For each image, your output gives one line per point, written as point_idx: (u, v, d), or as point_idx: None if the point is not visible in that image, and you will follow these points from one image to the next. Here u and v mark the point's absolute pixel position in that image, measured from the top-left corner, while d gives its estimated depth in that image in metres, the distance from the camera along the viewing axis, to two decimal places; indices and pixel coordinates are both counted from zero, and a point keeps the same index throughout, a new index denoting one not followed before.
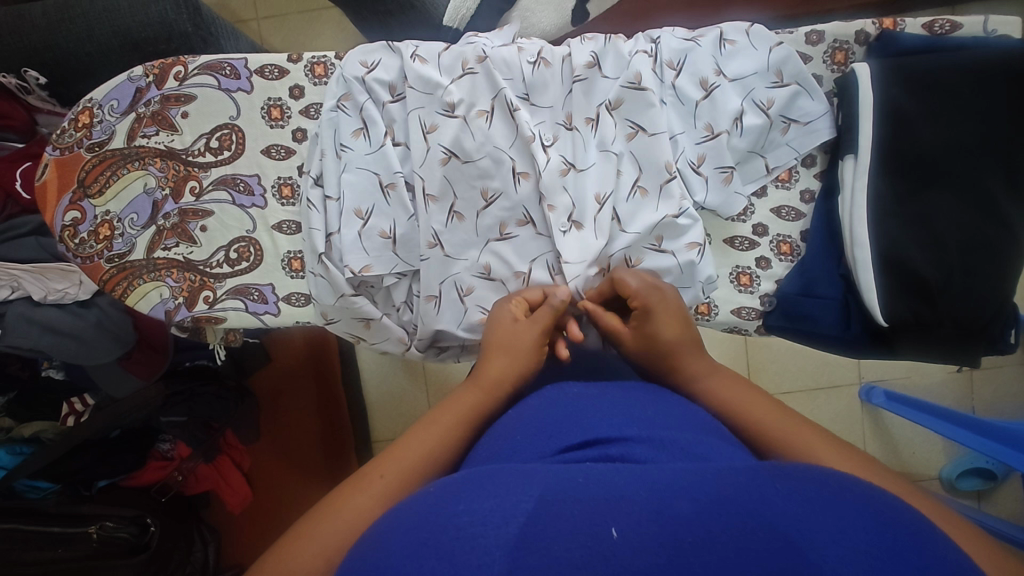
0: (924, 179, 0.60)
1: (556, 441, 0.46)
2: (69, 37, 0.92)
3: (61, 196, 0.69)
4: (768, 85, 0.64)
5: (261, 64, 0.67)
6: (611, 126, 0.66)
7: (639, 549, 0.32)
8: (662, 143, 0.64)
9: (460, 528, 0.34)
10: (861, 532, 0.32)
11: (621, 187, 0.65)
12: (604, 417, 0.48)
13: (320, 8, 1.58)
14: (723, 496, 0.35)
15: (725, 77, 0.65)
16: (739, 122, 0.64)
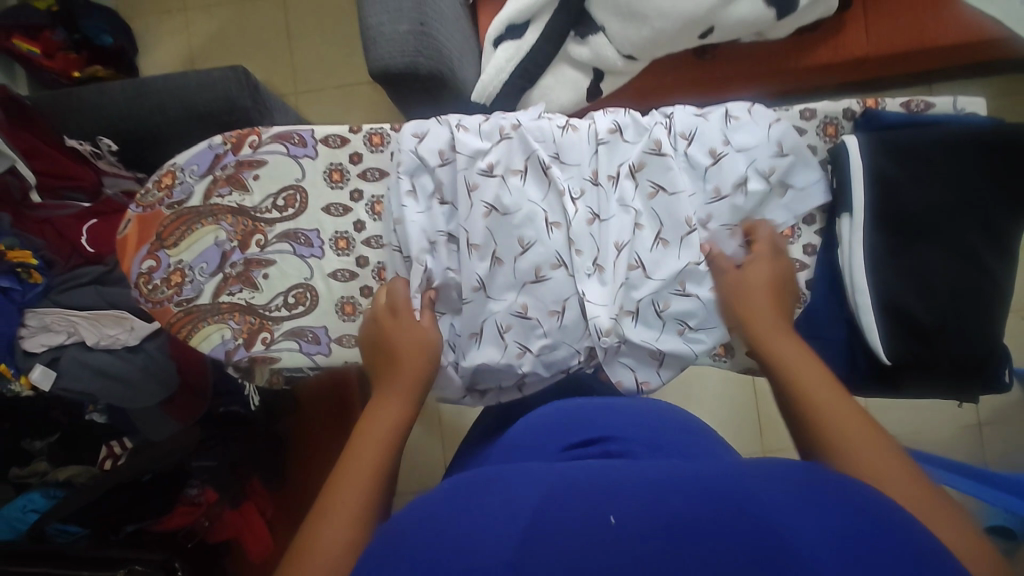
0: (913, 234, 0.67)
1: (567, 440, 0.58)
2: (143, 110, 1.03)
3: (140, 246, 0.77)
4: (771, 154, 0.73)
5: (325, 135, 0.77)
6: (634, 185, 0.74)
7: (634, 535, 0.38)
8: (681, 202, 0.73)
9: (475, 518, 0.42)
10: (835, 522, 0.38)
11: (641, 239, 0.73)
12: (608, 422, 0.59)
13: (355, 85, 1.74)
14: (706, 486, 0.42)
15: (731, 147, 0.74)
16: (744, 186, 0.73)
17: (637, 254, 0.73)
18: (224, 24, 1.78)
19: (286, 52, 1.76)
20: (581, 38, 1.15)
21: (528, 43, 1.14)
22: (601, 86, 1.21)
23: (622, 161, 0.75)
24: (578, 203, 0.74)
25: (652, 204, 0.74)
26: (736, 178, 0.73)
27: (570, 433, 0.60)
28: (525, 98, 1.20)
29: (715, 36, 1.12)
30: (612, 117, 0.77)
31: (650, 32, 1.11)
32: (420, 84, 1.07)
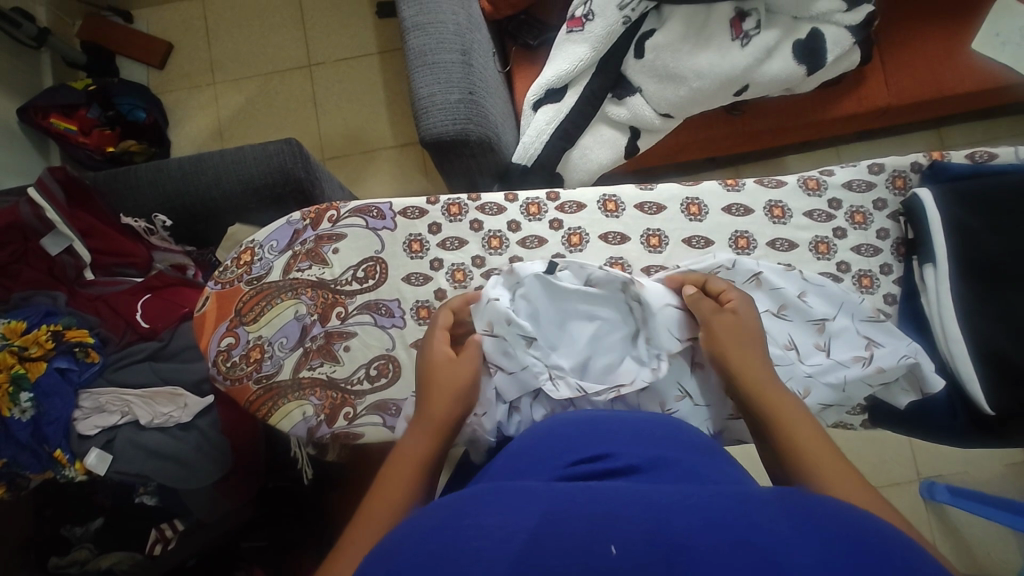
0: (999, 281, 0.68)
1: (568, 457, 0.50)
2: (199, 187, 1.04)
3: (219, 323, 0.76)
4: (839, 215, 0.76)
5: (403, 207, 0.78)
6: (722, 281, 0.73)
7: (632, 562, 0.33)
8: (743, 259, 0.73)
9: (470, 534, 0.36)
10: (844, 553, 0.33)
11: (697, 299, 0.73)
12: (614, 441, 0.52)
13: (379, 148, 1.78)
14: (709, 510, 0.37)
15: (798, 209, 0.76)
16: (814, 243, 0.75)
17: None
18: (250, 97, 1.83)
19: (312, 120, 1.81)
20: (619, 99, 1.19)
21: (568, 106, 1.18)
22: (638, 143, 1.24)
23: (706, 226, 0.76)
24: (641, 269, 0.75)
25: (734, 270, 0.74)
26: (811, 237, 0.75)
27: (566, 448, 0.52)
28: (565, 159, 1.22)
29: (749, 92, 1.17)
30: (694, 187, 0.77)
31: (687, 91, 1.15)
32: (469, 149, 1.10)
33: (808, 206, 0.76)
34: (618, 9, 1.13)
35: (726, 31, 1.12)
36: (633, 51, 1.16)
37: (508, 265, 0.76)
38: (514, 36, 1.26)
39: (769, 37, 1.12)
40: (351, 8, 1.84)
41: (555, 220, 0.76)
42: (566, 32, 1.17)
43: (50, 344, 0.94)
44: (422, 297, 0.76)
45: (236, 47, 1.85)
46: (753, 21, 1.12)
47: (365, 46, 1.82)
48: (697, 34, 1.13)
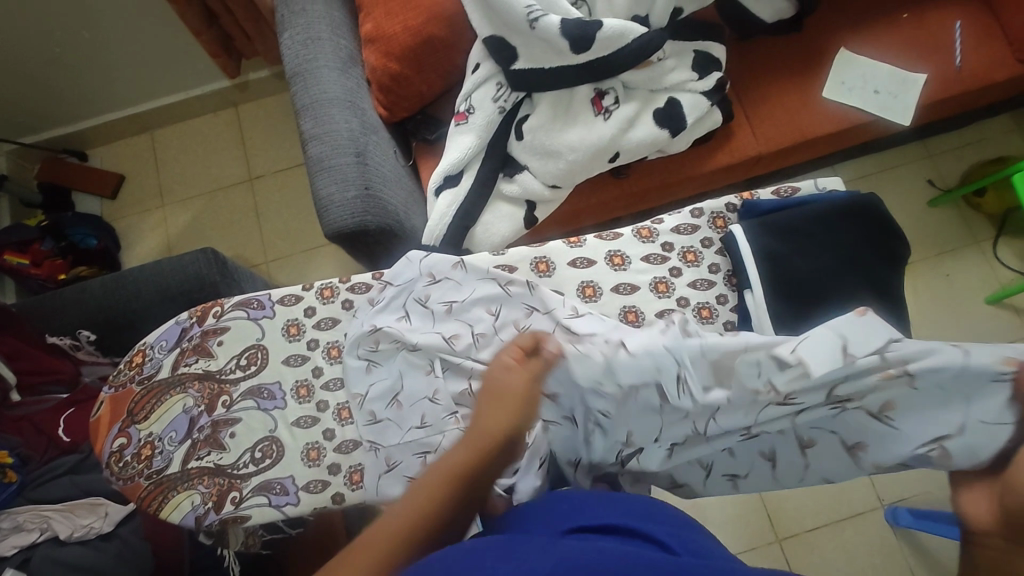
0: (807, 299, 0.77)
1: (567, 524, 0.58)
2: (118, 300, 1.11)
3: (112, 426, 0.81)
4: (671, 256, 0.84)
5: (281, 295, 0.85)
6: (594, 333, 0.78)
7: None
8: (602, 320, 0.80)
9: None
10: None
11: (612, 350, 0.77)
12: (615, 508, 0.60)
13: (320, 244, 1.89)
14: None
15: (634, 257, 0.84)
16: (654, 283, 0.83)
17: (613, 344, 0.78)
18: (198, 213, 1.97)
19: (256, 228, 1.93)
20: (510, 177, 1.31)
21: (465, 188, 1.29)
22: (536, 213, 1.35)
23: (555, 281, 0.84)
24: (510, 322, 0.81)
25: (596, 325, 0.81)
26: (649, 278, 0.83)
27: (565, 512, 0.60)
28: (469, 237, 1.32)
29: (622, 159, 1.29)
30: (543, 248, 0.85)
31: (566, 164, 1.27)
32: (373, 237, 1.20)
33: (643, 251, 0.84)
34: (494, 101, 1.27)
35: (589, 109, 1.26)
36: (513, 135, 1.30)
37: None
38: (413, 133, 1.40)
39: (628, 109, 1.26)
40: (286, 124, 2.02)
41: None
42: (454, 126, 1.30)
43: None
44: (301, 377, 0.82)
45: (183, 170, 2.01)
46: (611, 97, 1.26)
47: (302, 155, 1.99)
48: (566, 114, 1.26)
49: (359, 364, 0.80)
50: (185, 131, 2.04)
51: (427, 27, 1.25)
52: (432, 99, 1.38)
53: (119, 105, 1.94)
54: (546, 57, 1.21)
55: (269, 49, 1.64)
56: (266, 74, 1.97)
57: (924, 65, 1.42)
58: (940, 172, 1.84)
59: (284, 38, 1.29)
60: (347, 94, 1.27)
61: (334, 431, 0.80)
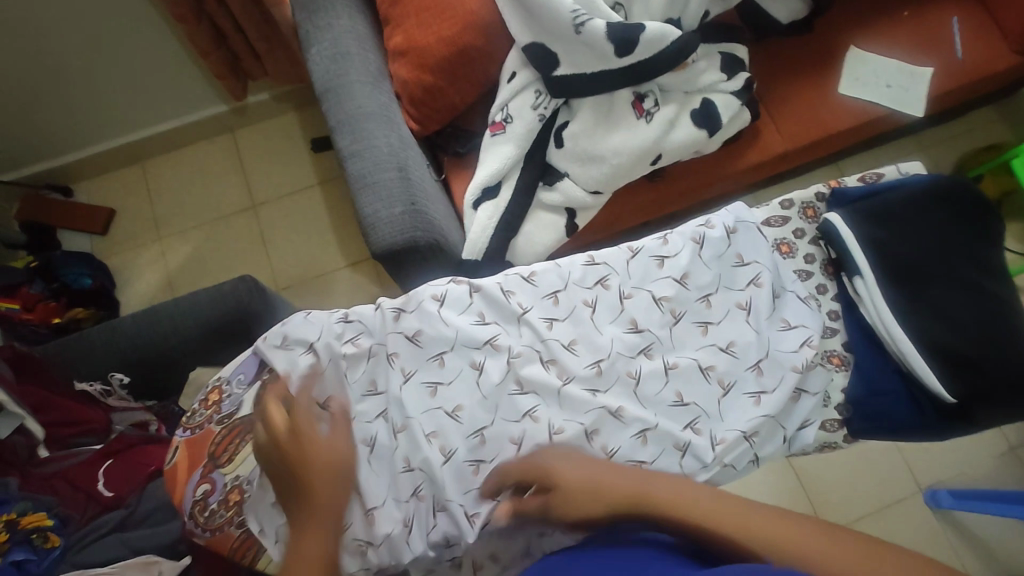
0: (921, 282, 0.80)
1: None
2: (155, 335, 1.02)
3: (193, 472, 0.79)
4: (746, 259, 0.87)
5: (358, 317, 0.87)
6: (661, 362, 0.84)
7: None
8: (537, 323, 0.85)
9: None
10: None
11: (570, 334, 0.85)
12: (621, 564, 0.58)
13: (333, 269, 1.82)
14: None
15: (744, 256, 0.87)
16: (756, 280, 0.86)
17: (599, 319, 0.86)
18: (199, 244, 1.86)
19: (262, 256, 1.84)
20: (550, 186, 1.29)
21: (506, 199, 1.26)
22: (577, 221, 1.32)
23: (658, 273, 0.87)
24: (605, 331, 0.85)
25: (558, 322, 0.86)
26: (740, 275, 0.87)
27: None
28: (513, 248, 1.29)
29: (664, 160, 1.29)
30: (602, 267, 0.89)
31: (610, 168, 1.25)
32: (420, 253, 1.15)
33: (719, 256, 0.87)
34: (533, 109, 1.25)
35: (630, 112, 1.25)
36: (552, 142, 1.28)
37: (465, 352, 0.85)
38: (444, 146, 1.37)
39: (669, 111, 1.26)
40: (289, 147, 1.95)
41: (497, 298, 0.87)
42: (490, 136, 1.27)
43: (5, 536, 0.86)
44: (369, 408, 0.84)
45: (180, 200, 1.91)
46: (651, 100, 1.26)
47: (305, 179, 1.91)
48: (607, 118, 1.26)
49: (425, 387, 0.84)
50: (179, 160, 1.95)
51: (463, 37, 1.22)
52: (463, 111, 1.35)
53: (107, 135, 1.83)
54: (587, 62, 1.20)
55: (278, 70, 1.59)
56: (266, 97, 1.90)
57: (930, 59, 1.49)
58: (936, 162, 1.91)
59: (312, 55, 1.25)
60: (382, 109, 1.23)
61: (427, 451, 0.81)
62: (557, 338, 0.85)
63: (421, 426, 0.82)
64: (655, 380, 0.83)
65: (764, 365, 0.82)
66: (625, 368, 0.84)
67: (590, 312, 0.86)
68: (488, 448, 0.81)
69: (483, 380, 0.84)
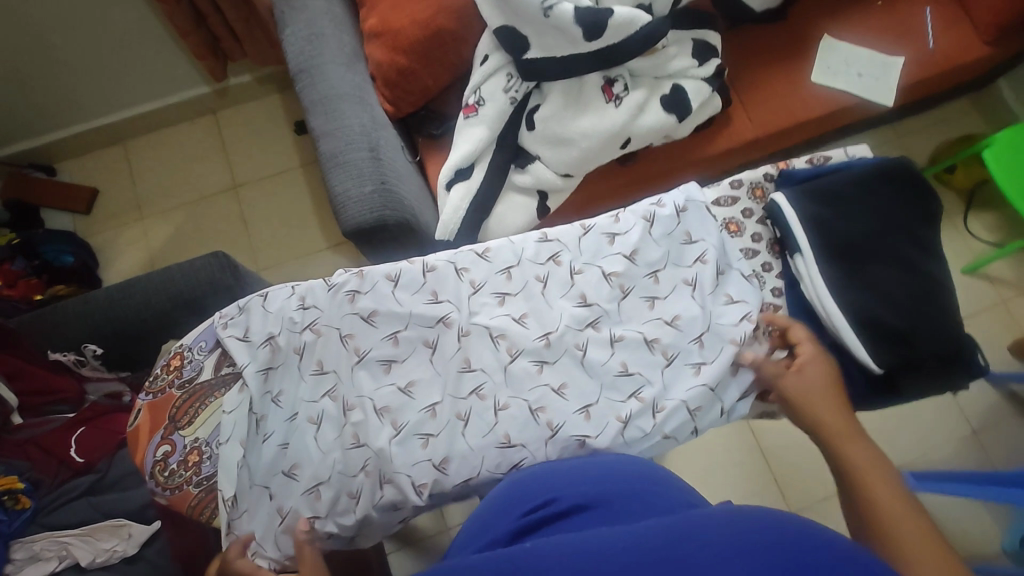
0: (858, 260, 0.87)
1: (519, 511, 0.57)
2: (126, 308, 1.05)
3: (153, 433, 0.84)
4: (688, 240, 0.92)
5: (309, 295, 0.88)
6: (607, 334, 0.87)
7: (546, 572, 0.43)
8: (487, 304, 0.89)
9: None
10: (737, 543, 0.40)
11: (522, 316, 0.88)
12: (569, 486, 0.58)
13: (314, 250, 1.84)
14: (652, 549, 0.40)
15: (690, 235, 0.92)
16: (698, 259, 0.91)
17: (550, 299, 0.89)
18: (181, 225, 1.88)
19: (244, 236, 1.87)
20: (522, 168, 1.31)
21: (478, 181, 1.28)
22: (548, 204, 1.35)
23: (605, 252, 0.91)
24: (555, 308, 0.89)
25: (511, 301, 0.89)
26: (683, 256, 0.91)
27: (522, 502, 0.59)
28: (484, 229, 1.32)
29: (633, 144, 1.31)
30: (555, 243, 0.93)
31: (579, 151, 1.27)
32: (390, 233, 1.18)
33: (668, 234, 0.92)
34: (504, 92, 1.27)
35: (600, 96, 1.27)
36: (524, 124, 1.30)
37: (417, 329, 0.87)
38: (419, 128, 1.39)
39: (639, 95, 1.28)
40: (272, 129, 1.96)
41: (450, 279, 0.89)
42: (463, 118, 1.29)
43: None
44: (320, 386, 0.84)
45: (163, 181, 1.92)
46: (621, 85, 1.28)
47: (288, 161, 1.93)
48: (578, 101, 1.28)
49: (379, 364, 0.85)
50: (162, 141, 1.96)
51: (436, 19, 1.24)
52: (438, 94, 1.37)
53: (90, 115, 1.84)
54: (557, 46, 1.22)
55: (257, 51, 1.60)
56: (249, 79, 1.91)
57: (902, 49, 1.50)
58: (910, 151, 1.94)
59: (286, 35, 1.27)
60: (354, 90, 1.25)
61: (375, 427, 0.81)
62: (512, 315, 0.88)
63: (373, 402, 0.82)
64: (601, 354, 0.86)
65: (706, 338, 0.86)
66: (571, 346, 0.86)
67: (541, 289, 0.90)
68: (438, 424, 0.82)
69: (437, 357, 0.86)
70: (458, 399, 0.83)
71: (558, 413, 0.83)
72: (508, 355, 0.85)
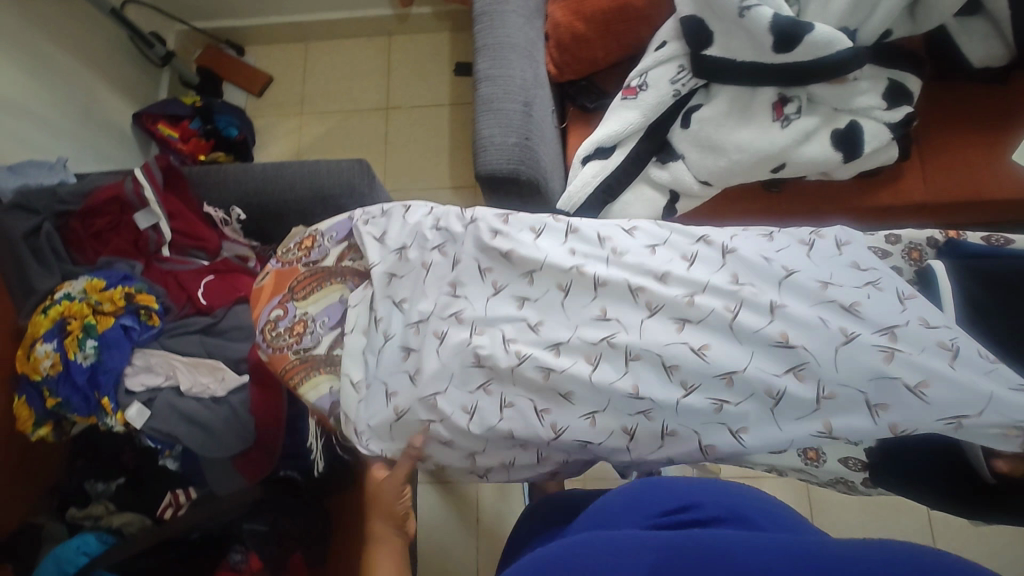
0: (1012, 357, 0.79)
1: (654, 508, 0.70)
2: (276, 187, 1.17)
3: (273, 296, 0.92)
4: (855, 269, 0.84)
5: (448, 219, 0.92)
6: (769, 310, 0.80)
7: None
8: (633, 262, 0.86)
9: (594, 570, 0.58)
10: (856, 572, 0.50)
11: (672, 282, 0.84)
12: (689, 490, 0.71)
13: (437, 187, 1.92)
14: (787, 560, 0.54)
15: (862, 265, 0.84)
16: (870, 285, 0.82)
17: (698, 271, 0.84)
18: (331, 129, 2.03)
19: (381, 155, 1.98)
20: (662, 164, 1.28)
21: (615, 163, 1.27)
22: (677, 206, 1.31)
23: (767, 254, 0.85)
24: (705, 282, 0.83)
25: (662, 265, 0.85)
26: (857, 279, 0.82)
27: (654, 502, 0.71)
28: (606, 211, 1.31)
29: (786, 171, 1.24)
30: (705, 229, 0.88)
31: (727, 163, 1.22)
32: (518, 188, 1.21)
33: (829, 259, 0.85)
34: (671, 82, 1.24)
35: (768, 112, 1.21)
36: (679, 121, 1.28)
37: (552, 268, 0.86)
38: (574, 97, 1.39)
39: (809, 123, 1.20)
40: (435, 63, 2.05)
41: (593, 240, 0.89)
42: (620, 99, 1.28)
43: (122, 302, 1.05)
44: (449, 305, 0.85)
45: (328, 86, 2.07)
46: (794, 106, 1.21)
47: (440, 97, 2.01)
48: (742, 112, 1.22)
49: (511, 299, 0.85)
50: (338, 49, 2.11)
51: None
52: (603, 69, 1.36)
53: (287, 11, 2.02)
54: (741, 50, 1.18)
55: None
56: (429, 12, 2.01)
57: None
58: None
59: None
60: (527, 44, 1.27)
61: (495, 352, 0.81)
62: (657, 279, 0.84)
63: (501, 332, 0.83)
64: (750, 336, 0.79)
65: (898, 336, 0.77)
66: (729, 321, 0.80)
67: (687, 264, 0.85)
68: (567, 362, 0.80)
69: (568, 299, 0.85)
70: (589, 343, 0.81)
71: (696, 376, 0.78)
72: (647, 309, 0.82)
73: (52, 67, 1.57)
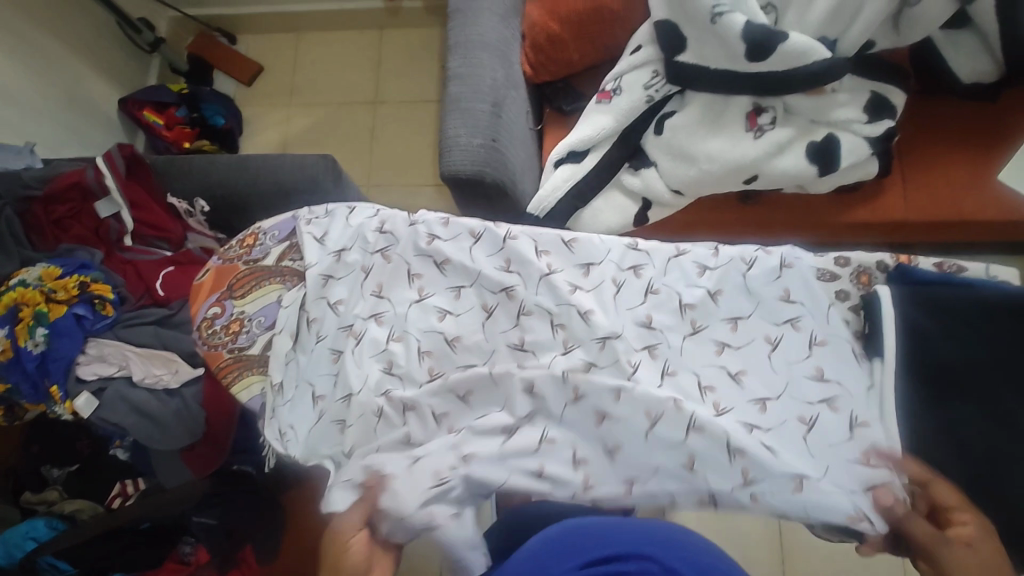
0: (944, 392, 0.78)
1: (578, 557, 0.60)
2: (238, 180, 1.16)
3: (211, 294, 0.94)
4: (782, 300, 0.86)
5: (388, 222, 0.91)
6: (662, 363, 0.83)
7: None
8: (560, 282, 0.87)
9: None
10: None
11: (598, 304, 0.86)
12: (620, 538, 0.61)
13: (420, 184, 1.91)
14: None
15: (790, 296, 0.86)
16: (791, 322, 0.85)
17: (625, 296, 0.87)
18: (318, 121, 2.02)
19: (366, 150, 1.97)
20: (634, 170, 1.25)
21: (586, 168, 1.25)
22: (649, 214, 1.28)
23: (683, 282, 0.88)
24: (632, 309, 0.86)
25: (590, 288, 0.87)
26: (775, 318, 0.85)
27: (576, 549, 0.60)
28: (576, 217, 1.28)
29: (759, 183, 1.21)
30: (643, 253, 0.90)
31: (698, 172, 1.20)
32: (484, 191, 1.19)
33: (765, 284, 0.86)
34: (644, 88, 1.22)
35: (741, 122, 1.18)
36: (652, 128, 1.25)
37: (480, 286, 0.88)
38: (549, 100, 1.37)
39: (783, 134, 1.17)
40: (425, 58, 2.03)
41: (526, 253, 0.88)
42: (594, 103, 1.26)
43: (76, 292, 1.05)
44: (372, 312, 0.87)
45: (317, 77, 2.06)
46: (769, 116, 1.18)
47: (427, 94, 2.00)
48: (715, 120, 1.19)
49: (434, 310, 0.87)
50: (330, 41, 2.10)
51: None
52: (580, 71, 1.34)
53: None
54: (715, 56, 1.15)
55: None
56: (419, 6, 1.99)
57: None
58: None
59: None
60: (500, 43, 1.25)
61: (409, 365, 0.84)
62: (578, 307, 0.85)
63: (417, 343, 0.85)
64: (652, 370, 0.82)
65: (770, 402, 0.81)
66: (632, 361, 0.82)
67: (616, 287, 0.87)
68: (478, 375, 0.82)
69: (490, 319, 0.87)
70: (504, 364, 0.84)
71: (615, 406, 0.80)
72: (562, 347, 0.84)
73: (37, 49, 1.57)
